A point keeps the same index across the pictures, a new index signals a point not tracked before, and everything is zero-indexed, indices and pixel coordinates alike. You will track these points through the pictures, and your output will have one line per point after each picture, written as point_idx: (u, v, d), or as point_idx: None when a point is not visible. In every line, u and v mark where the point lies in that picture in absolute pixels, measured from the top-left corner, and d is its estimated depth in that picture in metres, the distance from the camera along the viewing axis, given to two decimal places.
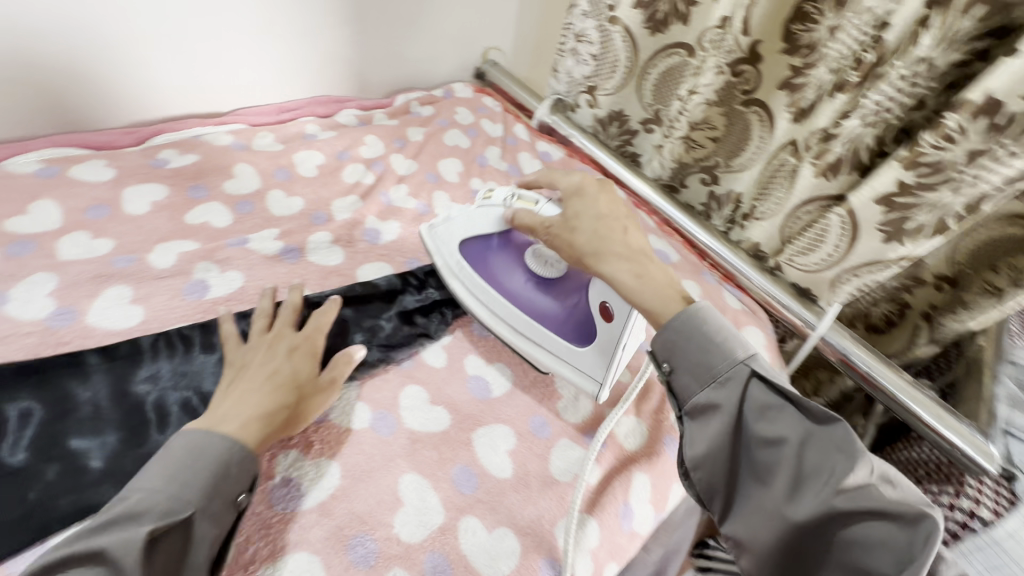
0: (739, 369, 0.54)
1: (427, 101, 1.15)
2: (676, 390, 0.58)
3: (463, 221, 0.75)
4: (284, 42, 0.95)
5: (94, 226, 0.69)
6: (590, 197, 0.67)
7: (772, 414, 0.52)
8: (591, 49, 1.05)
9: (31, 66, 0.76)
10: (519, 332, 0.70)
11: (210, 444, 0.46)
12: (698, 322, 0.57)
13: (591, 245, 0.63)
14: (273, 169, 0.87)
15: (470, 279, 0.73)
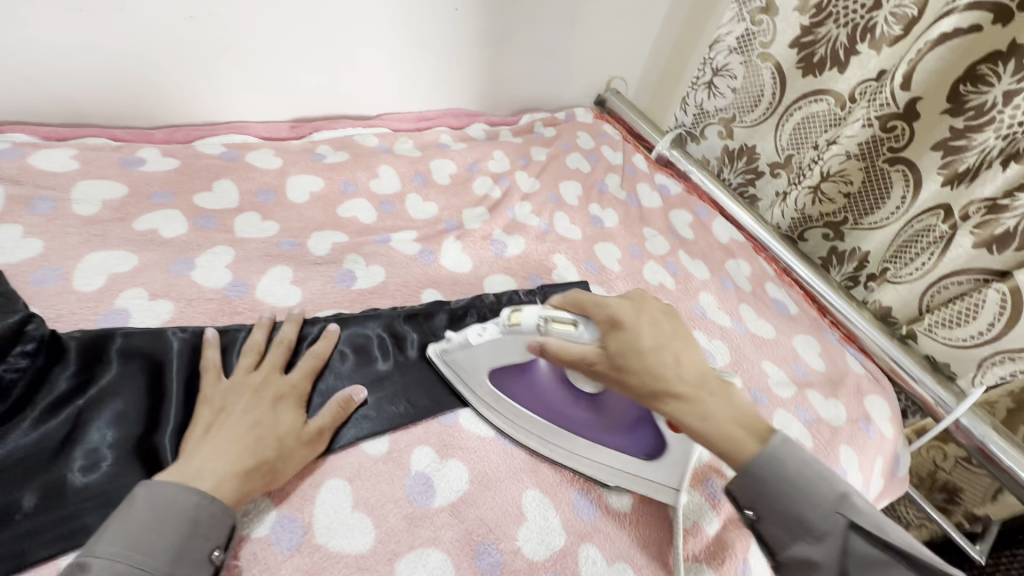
0: (834, 519, 0.47)
1: (550, 122, 1.17)
2: (766, 536, 0.50)
3: (485, 343, 0.58)
4: (434, 55, 0.99)
5: (264, 209, 0.76)
6: (630, 320, 0.52)
7: (877, 565, 0.45)
8: (732, 83, 1.05)
9: (222, 61, 0.83)
10: (581, 457, 0.59)
11: (179, 500, 0.42)
12: (778, 466, 0.49)
13: (657, 386, 0.50)
14: (411, 173, 0.92)
15: (512, 412, 0.60)
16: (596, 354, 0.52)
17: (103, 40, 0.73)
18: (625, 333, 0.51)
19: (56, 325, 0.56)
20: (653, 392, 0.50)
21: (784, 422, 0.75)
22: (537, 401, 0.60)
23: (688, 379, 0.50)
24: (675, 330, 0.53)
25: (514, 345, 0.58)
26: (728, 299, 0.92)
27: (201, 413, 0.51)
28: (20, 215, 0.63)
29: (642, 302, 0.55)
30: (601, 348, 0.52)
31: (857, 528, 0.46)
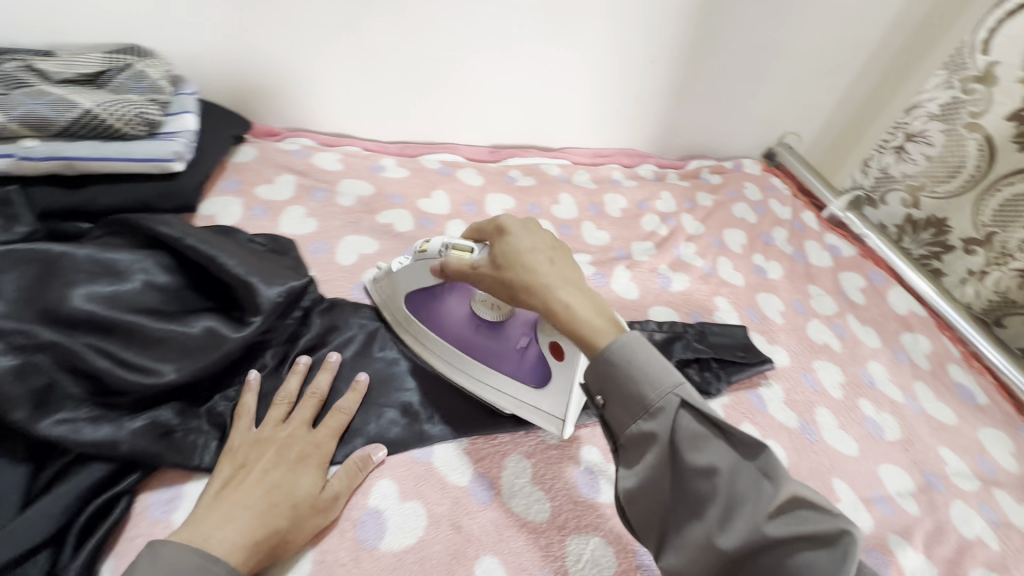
0: (668, 397, 0.44)
1: (717, 170, 1.18)
2: (610, 422, 0.47)
3: (404, 271, 0.63)
4: (618, 99, 1.07)
5: (468, 218, 0.90)
6: (513, 227, 0.54)
7: (703, 441, 0.42)
8: (927, 150, 1.00)
9: (445, 94, 0.97)
10: (476, 378, 0.63)
11: (179, 560, 0.40)
12: (620, 352, 0.45)
13: (535, 281, 0.50)
14: (587, 203, 1.01)
15: (424, 336, 0.65)
16: (482, 261, 0.55)
17: (371, 72, 0.91)
18: (508, 240, 0.53)
19: (325, 288, 0.72)
20: (526, 289, 0.50)
21: (963, 515, 0.70)
22: (438, 325, 0.64)
23: (553, 273, 0.50)
24: (555, 244, 0.53)
25: (421, 272, 0.61)
26: (901, 373, 0.87)
27: (222, 467, 0.50)
28: (305, 200, 0.83)
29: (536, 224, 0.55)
30: (491, 257, 0.54)
31: (690, 408, 0.44)
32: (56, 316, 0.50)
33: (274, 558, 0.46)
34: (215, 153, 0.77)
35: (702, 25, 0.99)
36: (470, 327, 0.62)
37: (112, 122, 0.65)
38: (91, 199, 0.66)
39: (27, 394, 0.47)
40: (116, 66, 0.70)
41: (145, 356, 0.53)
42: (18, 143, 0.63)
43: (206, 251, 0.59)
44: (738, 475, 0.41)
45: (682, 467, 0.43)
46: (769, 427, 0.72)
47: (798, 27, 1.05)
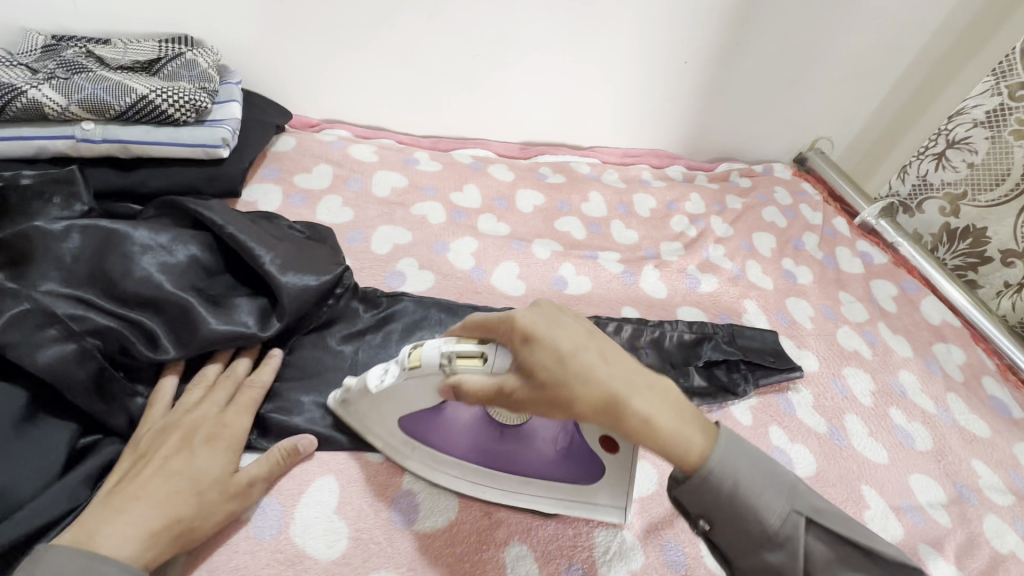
0: (791, 520, 0.40)
1: (747, 174, 1.17)
2: (723, 545, 0.43)
3: (386, 390, 0.49)
4: (650, 100, 1.07)
5: (499, 212, 0.91)
6: (542, 331, 0.42)
7: (840, 561, 0.40)
8: (970, 158, 0.98)
9: (480, 89, 0.98)
10: (513, 491, 0.53)
11: (62, 565, 0.37)
12: (728, 480, 0.40)
13: (606, 397, 0.40)
14: (616, 202, 1.01)
15: (435, 455, 0.53)
16: (514, 381, 0.42)
17: (410, 66, 0.93)
18: (544, 350, 0.41)
19: (359, 275, 0.74)
20: (600, 409, 0.40)
21: (996, 529, 0.69)
22: (450, 444, 0.52)
23: (620, 382, 0.41)
24: (590, 329, 0.44)
25: (422, 390, 0.48)
26: (934, 383, 0.85)
27: (125, 460, 0.47)
28: (341, 189, 0.84)
29: (554, 311, 0.44)
30: (522, 373, 0.42)
31: (814, 524, 0.40)
32: (116, 293, 0.52)
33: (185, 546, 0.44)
34: (257, 141, 0.79)
35: (738, 25, 0.98)
36: (492, 434, 0.52)
37: (166, 108, 0.68)
38: (141, 180, 0.68)
39: (86, 379, 0.49)
40: (169, 55, 0.73)
41: (181, 346, 0.53)
42: (77, 125, 0.66)
43: (245, 240, 0.58)
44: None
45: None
46: (797, 431, 0.72)
47: (837, 31, 1.04)
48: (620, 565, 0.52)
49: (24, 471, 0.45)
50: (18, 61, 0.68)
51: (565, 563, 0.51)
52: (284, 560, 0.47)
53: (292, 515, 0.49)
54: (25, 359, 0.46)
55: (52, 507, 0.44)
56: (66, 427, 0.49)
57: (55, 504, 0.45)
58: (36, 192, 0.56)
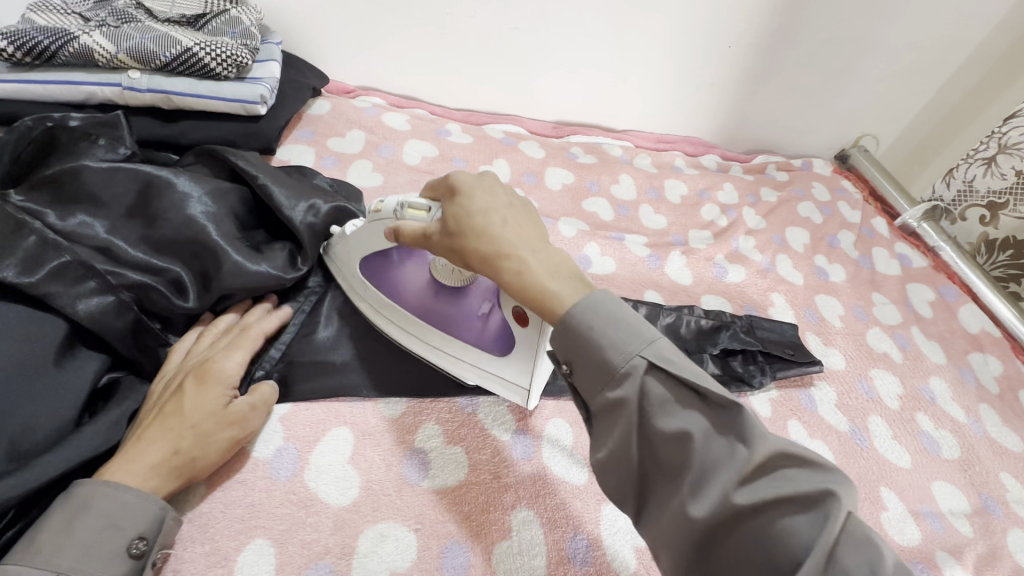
0: (635, 360, 0.38)
1: (785, 168, 1.13)
2: (580, 390, 0.41)
3: (357, 234, 0.56)
4: (690, 83, 1.04)
5: (527, 188, 0.91)
6: (464, 186, 0.46)
7: (673, 403, 0.37)
8: (1017, 164, 0.92)
9: (517, 63, 0.97)
10: (441, 351, 0.58)
11: (85, 495, 0.40)
12: (584, 318, 0.39)
13: (497, 247, 0.43)
14: (647, 186, 0.99)
15: (380, 304, 0.59)
16: (434, 223, 0.47)
17: (448, 37, 0.92)
18: (459, 201, 0.46)
19: None
20: (487, 257, 0.43)
21: (1021, 544, 0.66)
22: (393, 289, 0.59)
23: (510, 236, 0.43)
24: (511, 202, 0.46)
25: (377, 236, 0.54)
26: (966, 393, 0.82)
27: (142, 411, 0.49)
28: (372, 155, 0.85)
29: (495, 180, 0.48)
30: (442, 221, 0.47)
31: (657, 370, 0.38)
32: (151, 240, 0.53)
33: (195, 476, 0.46)
34: (295, 101, 0.80)
35: (789, 11, 0.94)
36: (425, 286, 0.58)
37: (210, 62, 0.69)
38: (181, 133, 0.70)
39: (123, 328, 0.50)
40: (214, 11, 0.74)
41: (204, 300, 0.54)
42: (124, 73, 0.68)
43: (274, 194, 0.59)
44: (710, 436, 0.36)
45: (649, 431, 0.38)
46: (817, 427, 0.70)
47: (895, 23, 0.98)
48: (624, 539, 0.52)
49: (50, 401, 0.45)
50: (71, 9, 0.70)
51: (571, 533, 0.51)
52: (297, 501, 0.48)
53: (307, 460, 0.51)
54: (67, 309, 0.47)
55: (89, 443, 0.45)
56: (97, 357, 0.49)
57: (91, 440, 0.45)
58: (83, 134, 0.57)
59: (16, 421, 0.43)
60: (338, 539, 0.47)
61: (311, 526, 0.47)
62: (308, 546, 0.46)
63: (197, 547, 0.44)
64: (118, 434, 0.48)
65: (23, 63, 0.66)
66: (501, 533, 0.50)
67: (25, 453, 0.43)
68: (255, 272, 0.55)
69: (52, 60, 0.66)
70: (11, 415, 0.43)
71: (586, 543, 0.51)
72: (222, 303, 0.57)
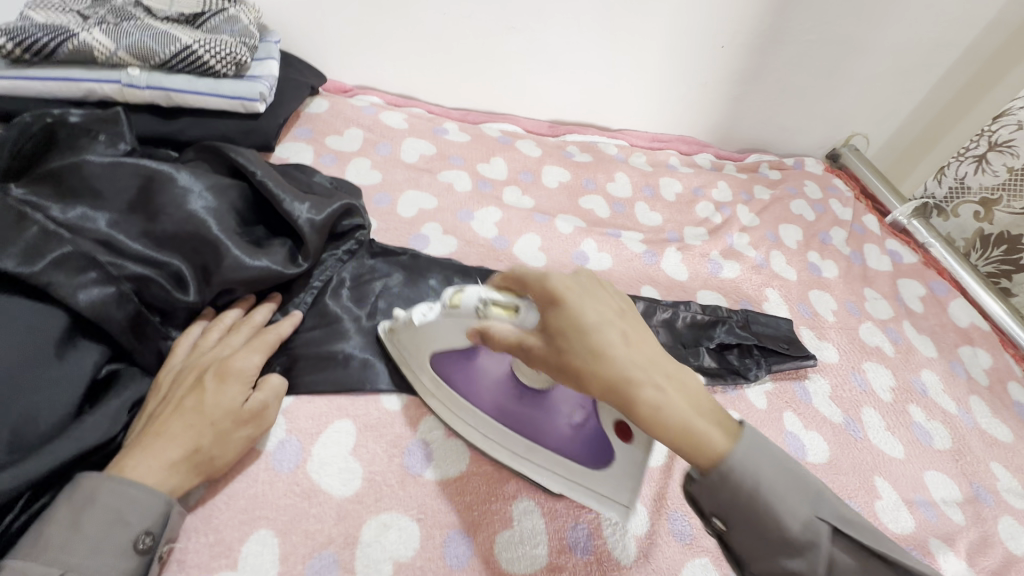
0: (811, 523, 0.39)
1: (777, 166, 1.15)
2: (739, 547, 0.42)
3: (428, 325, 0.51)
4: (684, 83, 1.05)
5: (523, 185, 0.91)
6: (570, 294, 0.43)
7: (856, 568, 0.38)
8: (1011, 162, 0.94)
9: (514, 62, 0.98)
10: (524, 460, 0.53)
11: (91, 491, 0.40)
12: (745, 477, 0.40)
13: (621, 372, 0.41)
14: (643, 184, 1.00)
15: (454, 402, 0.55)
16: (539, 337, 0.44)
17: (445, 35, 0.92)
18: (566, 311, 0.43)
19: (385, 236, 0.75)
20: (604, 381, 0.41)
21: (1011, 530, 0.67)
22: (471, 389, 0.54)
23: (634, 362, 0.41)
24: (620, 308, 0.45)
25: (455, 329, 0.50)
26: (957, 386, 0.83)
27: (149, 403, 0.48)
28: (370, 153, 0.85)
29: (597, 283, 0.46)
30: (546, 331, 0.43)
31: (836, 532, 0.38)
32: (153, 234, 0.53)
33: (211, 473, 0.46)
34: (292, 98, 0.80)
35: (781, 12, 0.96)
36: (511, 389, 0.52)
37: (209, 60, 0.69)
38: (180, 129, 0.71)
39: (123, 320, 0.50)
40: (213, 10, 0.75)
41: (203, 294, 0.54)
42: (123, 71, 0.68)
43: (275, 190, 0.59)
44: None
45: None
46: (812, 418, 0.71)
47: (884, 24, 1.00)
48: (623, 528, 0.52)
49: (52, 391, 0.45)
50: (70, 7, 0.70)
51: (571, 523, 0.52)
52: (300, 493, 0.48)
53: (309, 452, 0.51)
54: (67, 299, 0.47)
55: (91, 433, 0.45)
56: (96, 348, 0.49)
57: (94, 430, 0.45)
58: (84, 130, 0.57)
59: (17, 408, 0.43)
60: (340, 529, 0.47)
61: (314, 517, 0.47)
62: (311, 536, 0.46)
63: (200, 537, 0.45)
64: (119, 425, 0.48)
65: (21, 59, 0.66)
66: (503, 524, 0.50)
67: (26, 442, 0.43)
68: (256, 266, 0.55)
69: (50, 58, 0.66)
70: (11, 403, 0.43)
71: (586, 532, 0.51)
72: (223, 297, 0.57)
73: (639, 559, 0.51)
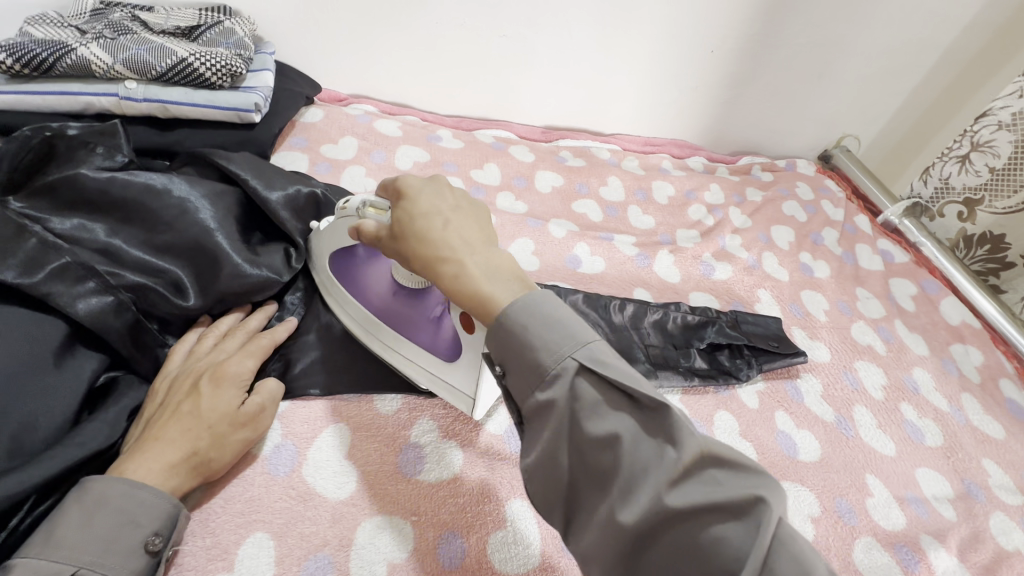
0: (567, 361, 0.38)
1: (769, 168, 1.16)
2: (513, 393, 0.40)
3: (327, 229, 0.57)
4: (674, 87, 1.06)
5: (517, 191, 0.93)
6: (412, 190, 0.47)
7: (603, 406, 0.37)
8: (992, 162, 0.95)
9: (506, 69, 0.99)
10: (394, 351, 0.58)
11: (103, 493, 0.41)
12: (516, 321, 0.39)
13: (434, 250, 0.43)
14: (635, 188, 1.01)
15: (343, 300, 0.60)
16: (382, 230, 0.48)
17: (438, 43, 0.94)
18: (405, 204, 0.46)
19: None
20: (426, 262, 0.43)
21: (1002, 526, 0.68)
22: (358, 285, 0.59)
23: (448, 241, 0.43)
24: (457, 204, 0.46)
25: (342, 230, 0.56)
26: (949, 383, 0.84)
27: (147, 408, 0.49)
28: (365, 161, 0.87)
29: (444, 182, 0.48)
30: (390, 226, 0.47)
31: (590, 373, 0.38)
32: (151, 243, 0.54)
33: (209, 476, 0.47)
34: (288, 108, 0.81)
35: (769, 16, 0.97)
36: (389, 285, 0.58)
37: (204, 72, 0.70)
38: (177, 141, 0.72)
39: (122, 328, 0.51)
40: (208, 23, 0.76)
41: (199, 301, 0.55)
42: (121, 84, 0.69)
43: (270, 198, 0.60)
44: (642, 439, 0.36)
45: (581, 436, 0.37)
46: (803, 417, 0.72)
47: (871, 26, 1.02)
48: None
49: (51, 398, 0.46)
50: (68, 23, 0.72)
51: None
52: (296, 496, 0.49)
53: (305, 456, 0.52)
54: (66, 308, 0.48)
55: (90, 440, 0.46)
56: (96, 356, 0.50)
57: (95, 436, 0.46)
58: (82, 143, 0.58)
59: (16, 417, 0.44)
60: (336, 531, 0.48)
61: (310, 519, 0.48)
62: (307, 539, 0.47)
63: (198, 540, 0.45)
64: (119, 431, 0.48)
65: (20, 74, 0.67)
66: (496, 524, 0.51)
67: (25, 446, 0.44)
68: (252, 274, 0.56)
69: (49, 72, 0.67)
70: (11, 411, 0.44)
71: None
72: (219, 306, 0.57)
73: None
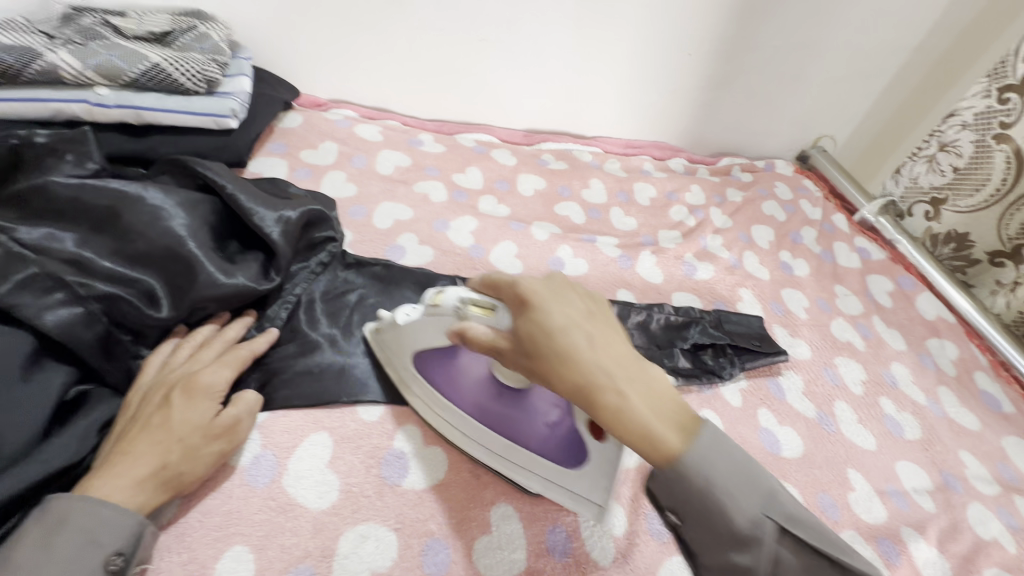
0: (760, 522, 0.39)
1: (749, 169, 1.17)
2: (689, 540, 0.42)
3: (411, 325, 0.53)
4: (653, 89, 1.07)
5: (499, 194, 0.92)
6: (540, 297, 0.43)
7: (804, 569, 0.38)
8: (955, 162, 0.98)
9: (486, 73, 0.99)
10: (499, 456, 0.54)
11: (62, 512, 0.40)
12: (697, 474, 0.39)
13: (585, 377, 0.40)
14: (617, 190, 1.02)
15: (435, 400, 0.56)
16: (504, 339, 0.44)
17: (418, 48, 0.94)
18: (534, 313, 0.42)
19: (362, 248, 0.76)
20: (571, 386, 0.40)
21: (980, 516, 0.69)
22: (451, 386, 0.55)
23: (602, 364, 0.40)
24: (591, 310, 0.44)
25: (435, 328, 0.51)
26: (926, 376, 0.86)
27: (118, 422, 0.48)
28: (345, 166, 0.86)
29: (566, 282, 0.46)
30: (513, 334, 0.43)
31: (785, 534, 0.38)
32: (122, 253, 0.53)
33: (183, 490, 0.46)
34: (265, 114, 0.80)
35: (743, 19, 0.99)
36: (488, 386, 0.53)
37: (179, 78, 0.70)
38: (151, 147, 0.71)
39: (92, 340, 0.50)
40: (182, 28, 0.75)
41: (173, 311, 0.54)
42: (91, 90, 0.68)
43: (249, 205, 0.60)
44: None
45: None
46: (786, 414, 0.73)
47: (843, 29, 1.04)
48: (602, 528, 0.53)
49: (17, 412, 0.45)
50: (35, 27, 0.69)
51: (549, 526, 0.52)
52: (275, 507, 0.48)
53: (285, 467, 0.51)
54: (33, 320, 0.47)
55: (54, 459, 0.45)
56: (65, 369, 0.49)
57: (61, 452, 0.45)
58: (49, 150, 0.56)
59: None
60: (317, 542, 0.47)
61: (290, 530, 0.47)
62: (287, 551, 0.46)
63: (172, 556, 0.44)
64: (87, 447, 0.47)
65: None
66: (481, 529, 0.51)
67: None
68: (229, 283, 0.55)
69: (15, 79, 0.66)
70: None
71: (564, 535, 0.52)
72: (196, 315, 0.56)
73: (617, 559, 0.52)
